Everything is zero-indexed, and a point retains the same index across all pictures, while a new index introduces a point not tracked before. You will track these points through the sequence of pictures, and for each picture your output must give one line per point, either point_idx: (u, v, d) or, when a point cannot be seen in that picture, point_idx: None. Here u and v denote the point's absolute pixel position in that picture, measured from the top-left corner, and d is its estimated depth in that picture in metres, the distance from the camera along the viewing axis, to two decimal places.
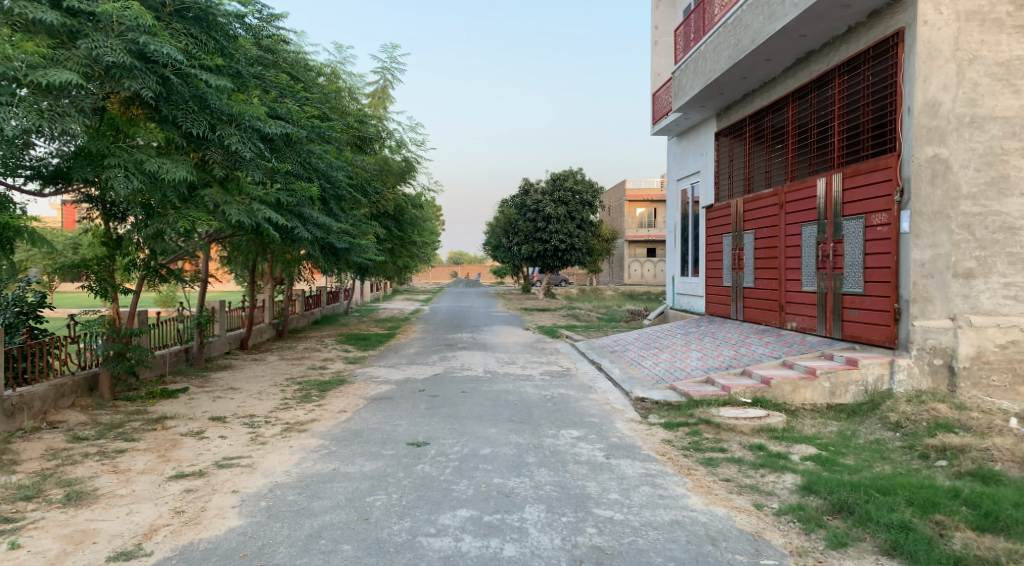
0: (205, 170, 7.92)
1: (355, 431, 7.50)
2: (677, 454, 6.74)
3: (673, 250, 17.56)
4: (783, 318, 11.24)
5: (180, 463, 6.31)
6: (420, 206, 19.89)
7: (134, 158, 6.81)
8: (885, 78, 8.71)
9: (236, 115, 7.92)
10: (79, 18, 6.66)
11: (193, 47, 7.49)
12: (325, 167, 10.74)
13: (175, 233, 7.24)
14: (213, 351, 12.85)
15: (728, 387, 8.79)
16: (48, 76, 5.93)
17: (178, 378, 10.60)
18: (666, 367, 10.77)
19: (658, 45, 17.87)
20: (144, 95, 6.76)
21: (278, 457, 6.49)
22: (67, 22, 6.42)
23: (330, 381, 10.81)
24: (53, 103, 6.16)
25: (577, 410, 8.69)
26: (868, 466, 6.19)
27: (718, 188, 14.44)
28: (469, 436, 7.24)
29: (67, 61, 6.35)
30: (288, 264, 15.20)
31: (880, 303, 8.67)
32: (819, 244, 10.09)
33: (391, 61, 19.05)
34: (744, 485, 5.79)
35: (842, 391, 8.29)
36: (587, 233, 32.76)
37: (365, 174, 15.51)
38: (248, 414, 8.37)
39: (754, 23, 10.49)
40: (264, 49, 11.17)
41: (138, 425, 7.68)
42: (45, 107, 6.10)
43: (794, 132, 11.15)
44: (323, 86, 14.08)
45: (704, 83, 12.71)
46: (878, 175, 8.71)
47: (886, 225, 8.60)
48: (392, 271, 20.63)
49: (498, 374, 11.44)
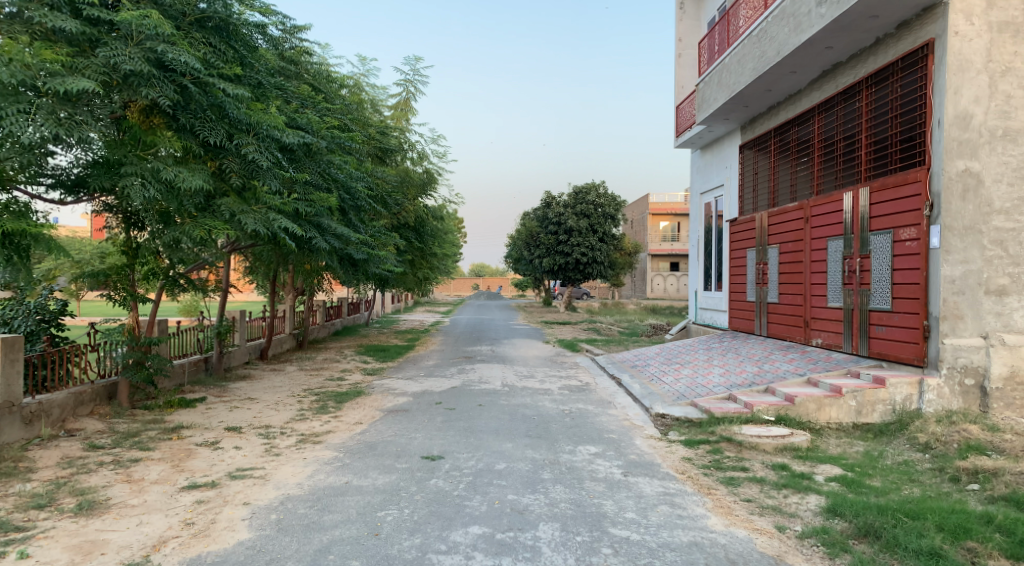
0: (223, 179, 8.00)
1: (369, 443, 7.45)
2: (697, 473, 6.58)
3: (695, 264, 17.34)
4: (808, 334, 11.01)
5: (194, 474, 6.30)
6: (441, 218, 19.94)
7: (151, 167, 6.90)
8: (915, 90, 8.50)
9: (254, 124, 8.00)
10: (99, 27, 6.78)
11: (211, 56, 7.58)
12: (345, 178, 10.78)
13: (191, 241, 7.34)
14: (233, 361, 12.92)
15: (750, 405, 8.57)
16: (66, 84, 6.04)
17: (197, 387, 10.66)
18: (687, 383, 10.58)
19: (682, 58, 17.79)
20: (161, 103, 6.86)
21: (291, 469, 6.45)
22: (87, 31, 6.54)
23: (347, 392, 10.80)
24: (72, 112, 6.26)
25: (595, 425, 8.55)
26: (896, 489, 5.97)
27: (742, 202, 14.24)
28: (485, 451, 7.14)
29: (86, 69, 6.45)
30: (309, 275, 15.28)
31: (908, 320, 8.42)
32: (846, 259, 9.87)
33: (414, 74, 19.20)
34: (766, 506, 5.62)
35: (868, 411, 8.04)
36: (609, 246, 32.60)
37: (386, 186, 15.59)
38: (264, 424, 8.36)
39: (779, 34, 10.35)
40: (287, 61, 11.29)
41: (154, 434, 7.70)
42: (65, 116, 6.19)
43: (819, 145, 10.97)
44: (346, 98, 14.21)
45: (727, 96, 12.58)
46: (907, 189, 8.49)
47: (915, 240, 8.37)
48: (412, 282, 20.67)
49: (517, 388, 11.34)
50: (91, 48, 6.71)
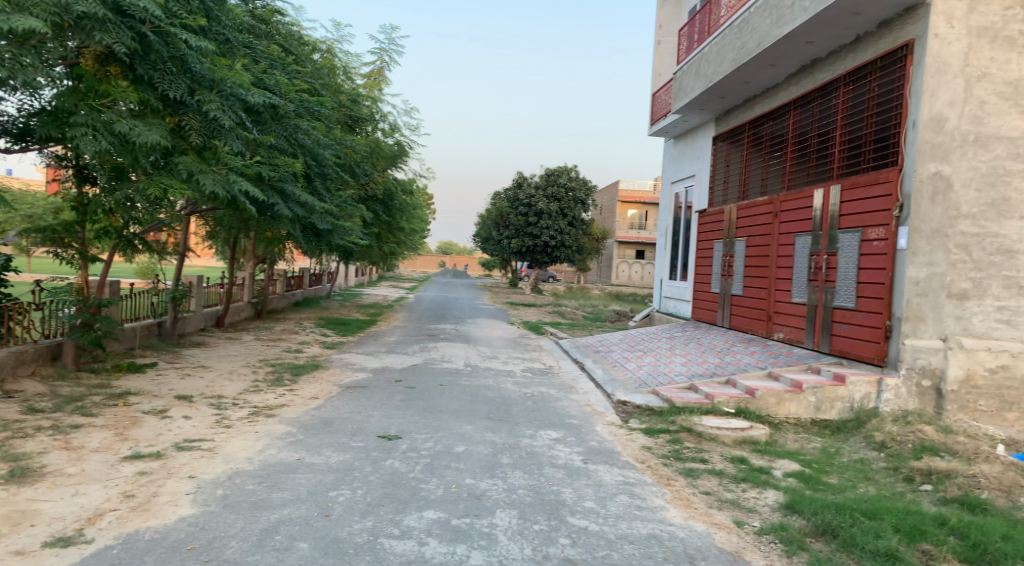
0: (181, 136, 7.50)
1: (325, 419, 7.21)
2: (656, 463, 6.52)
3: (662, 254, 17.35)
4: (770, 328, 11.07)
5: (138, 444, 5.99)
6: (410, 192, 19.57)
7: (104, 119, 6.48)
8: (891, 90, 8.50)
9: (217, 81, 7.58)
10: None
11: (174, 4, 7.09)
12: (312, 144, 10.40)
13: (144, 200, 6.92)
14: (187, 327, 12.48)
15: (711, 396, 8.56)
16: (12, 22, 5.55)
17: (148, 352, 10.25)
18: (649, 371, 10.56)
19: (661, 45, 17.61)
20: (117, 50, 6.37)
21: (241, 443, 6.18)
22: None
23: (305, 365, 10.51)
24: (16, 52, 5.80)
25: (556, 410, 8.46)
26: (851, 487, 6.00)
27: (712, 193, 14.24)
28: (444, 432, 6.97)
29: (35, 7, 5.93)
30: (271, 243, 14.82)
31: (871, 319, 8.49)
32: (813, 255, 9.91)
33: (389, 43, 18.71)
34: (724, 500, 5.58)
35: (827, 408, 8.12)
36: (579, 230, 32.55)
37: (354, 156, 15.16)
38: (216, 395, 8.05)
39: (761, 26, 10.26)
40: (257, 19, 10.80)
41: (99, 400, 7.34)
42: (9, 57, 5.73)
43: (793, 140, 10.95)
44: (317, 62, 13.72)
45: (705, 85, 12.49)
46: (878, 189, 8.52)
47: (883, 240, 8.41)
48: (377, 256, 20.31)
49: (479, 368, 11.18)
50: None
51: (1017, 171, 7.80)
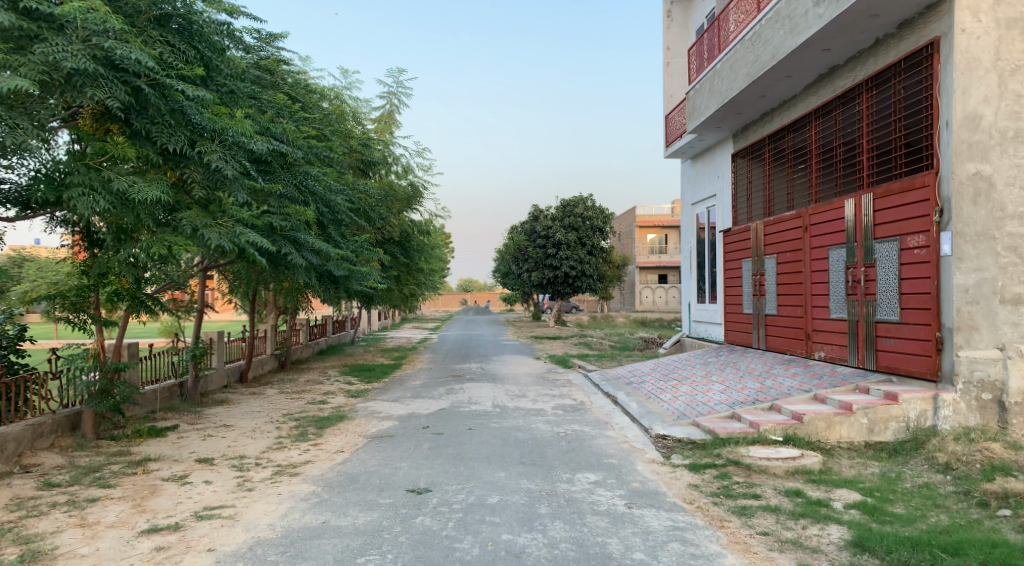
0: (184, 190, 7.30)
1: (351, 475, 6.88)
2: (705, 502, 6.05)
3: (688, 277, 16.92)
4: (810, 347, 10.57)
5: (155, 515, 5.67)
6: (427, 232, 19.45)
7: (101, 177, 6.31)
8: (920, 91, 8.13)
9: (219, 130, 7.42)
10: (38, 21, 6.11)
11: (169, 56, 7.01)
12: (324, 190, 10.29)
13: (148, 259, 6.70)
14: (209, 385, 12.26)
15: (756, 424, 8.03)
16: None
17: (169, 414, 10.00)
18: (686, 401, 10.06)
19: (671, 66, 17.46)
20: (109, 105, 6.20)
21: (264, 508, 5.84)
22: (22, 24, 5.87)
23: (329, 417, 10.19)
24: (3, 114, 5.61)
25: (593, 449, 8.03)
26: (922, 517, 5.48)
27: (736, 212, 13.87)
28: (476, 481, 6.60)
29: (22, 67, 5.78)
30: (290, 293, 14.67)
31: (919, 331, 7.97)
32: (849, 269, 9.45)
33: (397, 86, 18.80)
34: (784, 540, 5.11)
35: (881, 429, 7.55)
36: (598, 258, 32.22)
37: (369, 200, 15.03)
38: (239, 455, 7.76)
39: (774, 38, 10.00)
40: (262, 70, 10.81)
41: (118, 469, 7.06)
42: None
43: (817, 151, 10.60)
44: (326, 109, 13.73)
45: (720, 103, 12.23)
46: (913, 194, 8.09)
47: (924, 248, 7.93)
48: (398, 298, 20.14)
49: (508, 409, 10.77)
50: (29, 44, 6.03)
51: None
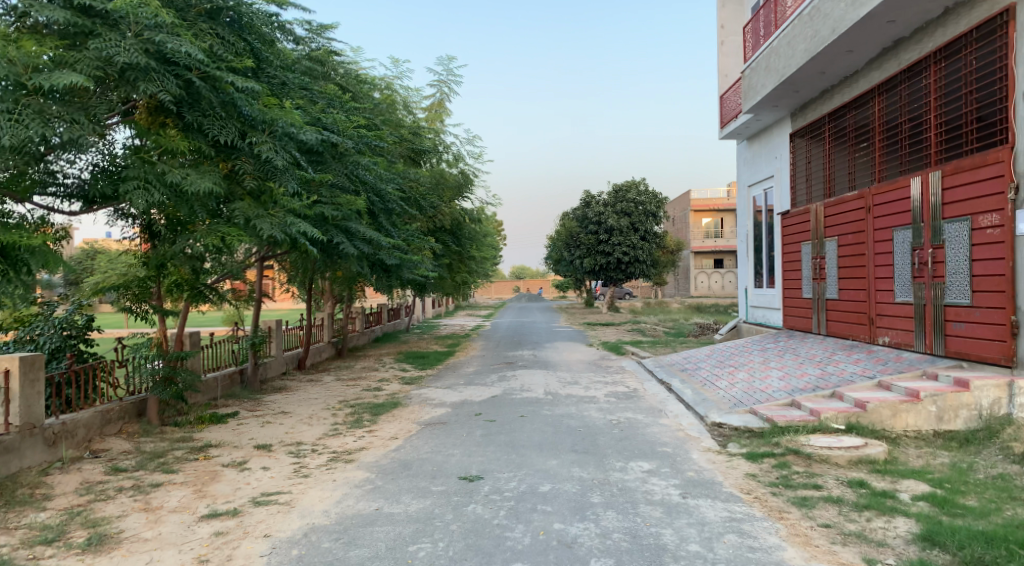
0: (236, 182, 7.47)
1: (403, 462, 6.94)
2: (764, 493, 5.85)
3: (745, 261, 16.45)
4: (874, 332, 10.11)
5: (215, 501, 5.85)
6: (478, 220, 19.48)
7: (155, 170, 6.49)
8: (993, 62, 7.59)
9: (269, 122, 7.54)
10: (93, 18, 6.31)
11: (218, 48, 7.15)
12: (374, 179, 10.37)
13: (203, 249, 6.89)
14: (268, 372, 12.60)
15: (816, 412, 7.72)
16: (55, 79, 5.58)
17: (230, 401, 10.32)
18: (743, 389, 9.77)
19: (725, 45, 16.92)
20: (161, 98, 6.38)
21: (318, 494, 5.95)
22: (79, 22, 6.08)
23: (383, 403, 10.32)
24: (62, 111, 5.83)
25: (646, 438, 7.89)
26: (997, 510, 5.15)
27: (794, 193, 13.38)
28: (527, 469, 6.56)
29: (78, 63, 5.98)
30: (345, 282, 14.92)
31: (993, 315, 7.50)
32: (915, 250, 8.97)
33: (447, 74, 18.83)
34: (847, 533, 4.90)
35: (951, 417, 7.14)
36: (652, 244, 31.70)
37: (419, 188, 15.12)
38: (295, 442, 7.93)
39: (834, 10, 9.53)
40: (314, 62, 10.96)
41: (181, 454, 7.32)
42: (54, 113, 5.74)
43: (880, 128, 10.09)
44: (377, 99, 13.85)
45: (776, 81, 11.77)
46: (986, 171, 7.59)
47: (998, 227, 7.45)
48: (450, 287, 20.29)
49: (560, 396, 10.70)
50: (85, 40, 6.26)
51: None
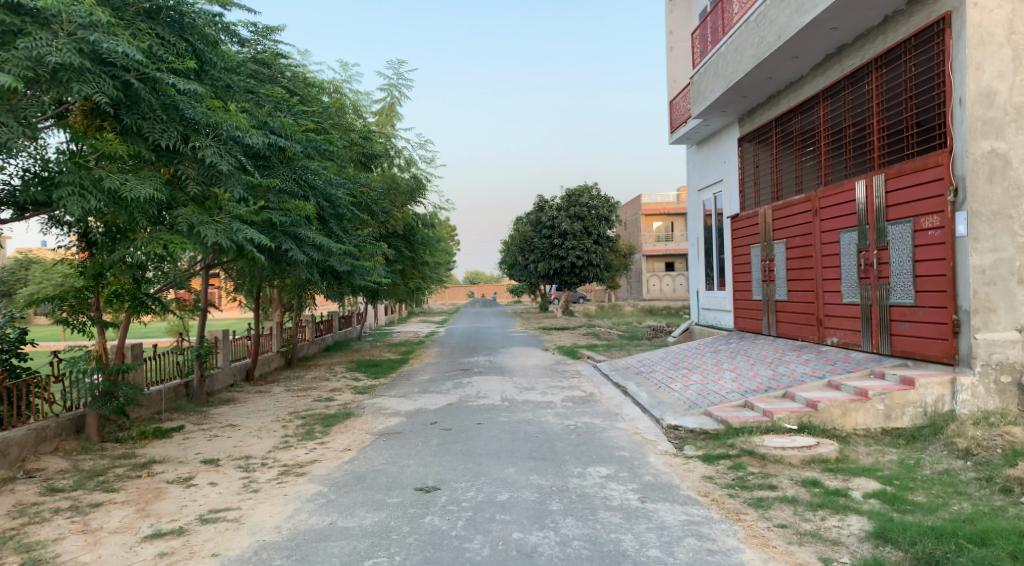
0: (179, 188, 7.16)
1: (358, 474, 6.75)
2: (721, 495, 5.89)
3: (696, 264, 16.71)
4: (822, 333, 10.36)
5: (159, 519, 5.56)
6: (432, 225, 19.30)
7: (93, 176, 6.16)
8: (931, 68, 7.86)
9: (213, 125, 7.26)
10: (22, 16, 5.96)
11: (158, 48, 6.85)
12: (325, 185, 10.13)
13: (144, 258, 6.57)
14: (216, 384, 12.17)
15: (769, 412, 7.84)
16: None
17: (175, 415, 9.91)
18: (697, 391, 9.88)
19: (674, 51, 17.21)
20: (97, 100, 6.06)
21: (269, 509, 5.73)
22: (6, 19, 5.73)
23: (336, 414, 10.06)
24: None
25: (603, 442, 7.89)
26: (944, 505, 5.29)
27: (743, 197, 13.65)
28: (485, 478, 6.46)
29: (6, 63, 5.64)
30: (295, 290, 14.55)
31: (935, 314, 7.75)
32: (861, 252, 9.23)
33: (397, 78, 18.67)
34: (803, 532, 4.96)
35: (897, 415, 7.34)
36: (605, 248, 31.99)
37: (371, 193, 14.89)
38: (245, 455, 7.64)
39: (780, 18, 9.76)
40: (260, 64, 10.67)
41: (122, 472, 6.96)
42: None
43: (825, 133, 10.36)
44: (326, 103, 13.60)
45: (725, 87, 11.99)
46: (926, 174, 7.85)
47: (939, 229, 7.70)
48: (404, 293, 20.03)
49: (517, 402, 10.63)
50: (14, 39, 5.92)
51: None
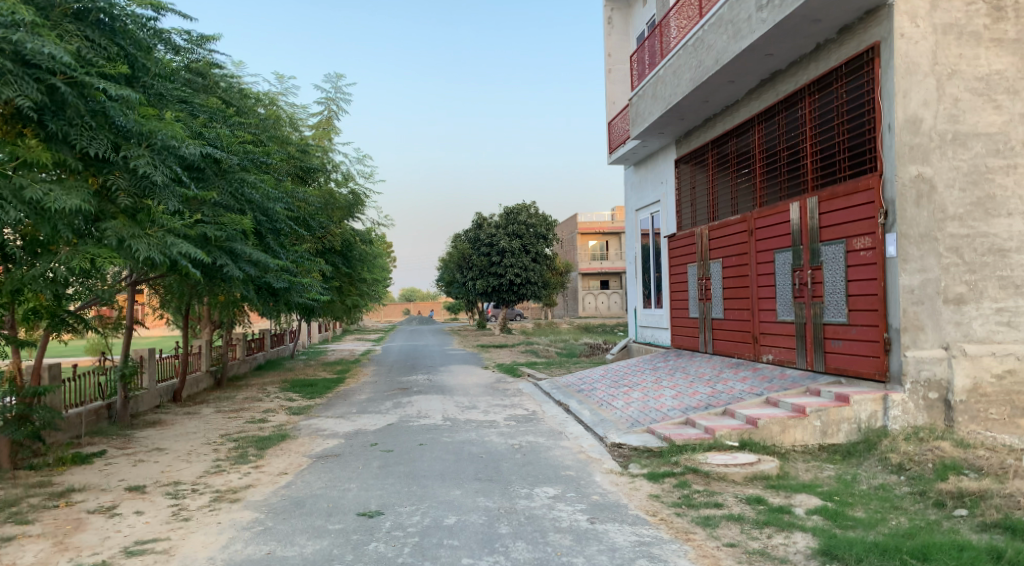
0: (107, 199, 6.71)
1: (297, 499, 6.42)
2: (669, 514, 5.88)
3: (634, 282, 16.97)
4: (758, 350, 10.63)
5: (79, 553, 5.11)
6: (370, 242, 18.94)
7: (12, 185, 5.69)
8: (861, 95, 8.24)
9: (147, 134, 6.87)
10: None
11: (87, 52, 6.43)
12: (261, 198, 9.77)
13: (68, 273, 6.10)
14: (139, 406, 11.46)
15: (712, 430, 7.93)
16: None
17: (95, 439, 9.25)
18: (639, 408, 9.94)
19: (612, 73, 17.53)
20: (20, 104, 5.62)
21: (202, 539, 5.35)
22: None
23: (270, 436, 9.62)
24: None
25: (549, 461, 7.80)
26: (883, 519, 5.43)
27: (680, 217, 13.97)
28: (430, 502, 6.25)
29: None
30: (225, 306, 13.93)
31: (867, 332, 8.06)
32: (795, 272, 9.54)
33: (335, 92, 18.30)
34: (752, 551, 4.98)
35: (834, 431, 7.55)
36: (543, 266, 32.19)
37: (308, 208, 14.50)
38: (173, 482, 7.17)
39: (717, 43, 10.06)
40: (193, 72, 10.26)
41: (37, 502, 6.40)
42: None
43: (761, 155, 10.72)
44: (261, 114, 13.17)
45: (664, 108, 12.27)
46: (858, 197, 8.19)
47: (870, 249, 8.03)
48: (340, 310, 19.55)
49: (459, 421, 10.43)
50: None
51: (998, 167, 7.61)
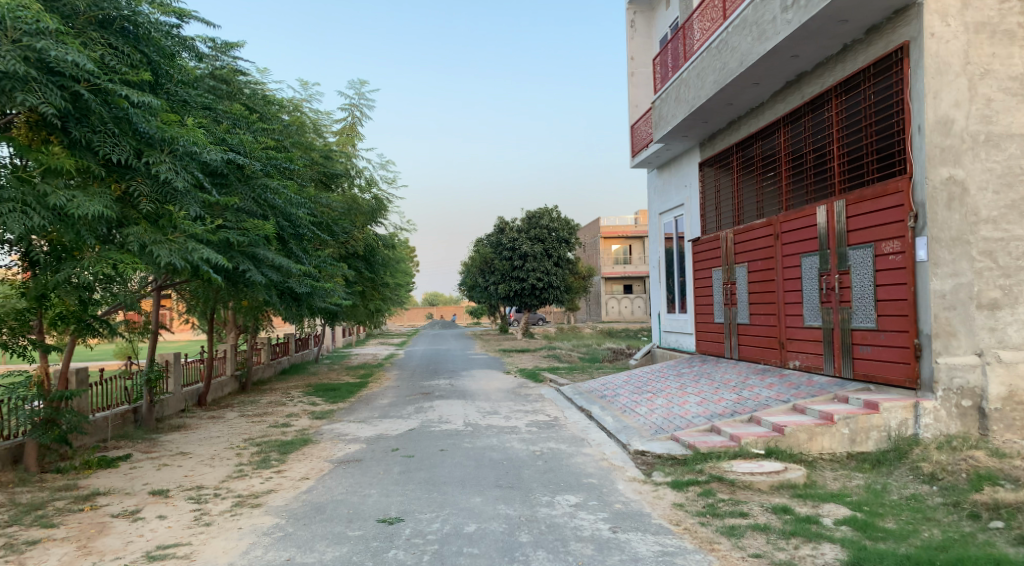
0: (130, 205, 6.80)
1: (317, 505, 6.44)
2: (692, 523, 5.78)
3: (657, 287, 16.81)
4: (785, 356, 10.45)
5: (102, 557, 5.16)
6: (393, 246, 19.03)
7: (36, 192, 5.79)
8: (890, 96, 8.08)
9: (169, 140, 6.96)
10: None
11: (110, 59, 6.54)
12: (285, 204, 9.85)
13: (90, 278, 6.19)
14: (165, 410, 11.60)
15: (737, 437, 7.80)
16: None
17: (122, 442, 9.38)
18: (663, 414, 9.81)
19: (635, 76, 17.45)
20: (43, 111, 5.73)
21: (222, 544, 5.38)
22: None
23: (293, 441, 9.67)
24: None
25: (571, 468, 7.73)
26: (914, 531, 5.28)
27: (705, 221, 13.81)
28: (451, 508, 6.22)
29: None
30: (250, 311, 14.06)
31: (897, 338, 7.87)
32: (822, 276, 9.36)
33: (358, 98, 18.16)
34: (778, 563, 4.86)
35: (862, 439, 7.37)
36: (565, 270, 32.06)
37: (332, 213, 14.61)
38: (196, 486, 7.23)
39: (741, 45, 9.93)
40: (217, 80, 10.41)
41: (63, 505, 6.49)
42: None
43: (786, 158, 10.55)
44: (286, 121, 13.31)
45: (687, 111, 12.15)
46: (887, 200, 8.01)
47: (899, 253, 7.85)
48: (363, 314, 19.65)
49: (481, 427, 10.39)
50: None
51: None
